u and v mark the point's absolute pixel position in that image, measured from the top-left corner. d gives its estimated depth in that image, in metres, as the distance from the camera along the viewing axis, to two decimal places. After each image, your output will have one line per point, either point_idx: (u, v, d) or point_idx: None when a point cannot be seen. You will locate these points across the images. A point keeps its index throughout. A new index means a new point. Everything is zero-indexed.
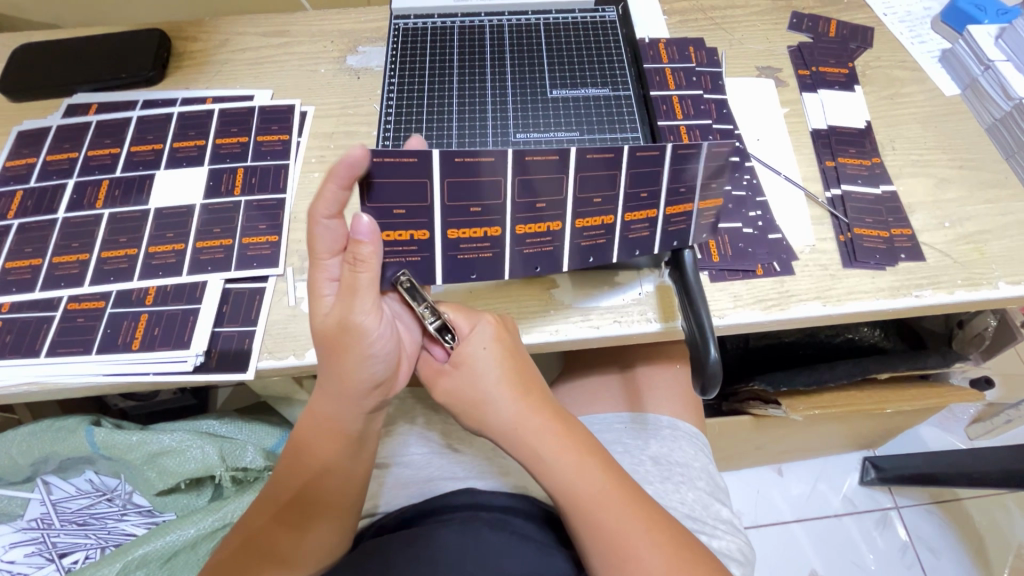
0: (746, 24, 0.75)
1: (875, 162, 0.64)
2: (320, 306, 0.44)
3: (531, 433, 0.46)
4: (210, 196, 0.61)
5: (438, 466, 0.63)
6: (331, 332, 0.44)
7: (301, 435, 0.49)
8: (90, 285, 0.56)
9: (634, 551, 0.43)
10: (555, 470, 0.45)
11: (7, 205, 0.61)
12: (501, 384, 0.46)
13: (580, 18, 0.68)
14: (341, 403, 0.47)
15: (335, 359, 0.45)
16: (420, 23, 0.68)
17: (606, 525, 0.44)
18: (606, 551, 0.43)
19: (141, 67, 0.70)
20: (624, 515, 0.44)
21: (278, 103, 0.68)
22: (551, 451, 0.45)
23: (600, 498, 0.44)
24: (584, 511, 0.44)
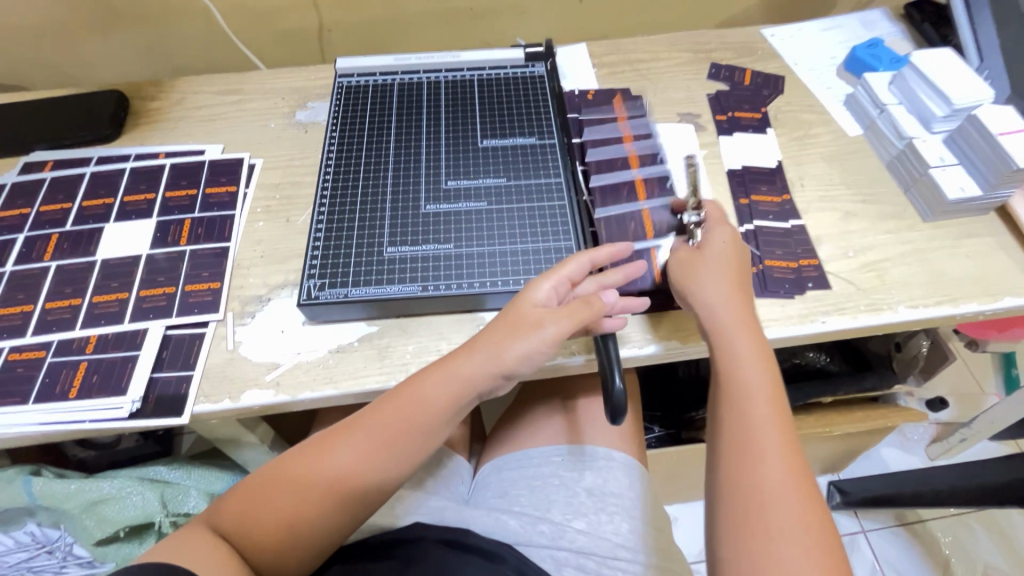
0: (668, 74, 0.82)
1: (785, 198, 0.69)
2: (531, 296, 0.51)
3: (730, 317, 0.51)
4: (156, 246, 0.64)
5: None
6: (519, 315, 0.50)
7: (405, 397, 0.50)
8: (32, 336, 0.57)
9: (761, 454, 0.44)
10: (732, 363, 0.49)
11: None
12: (719, 285, 0.52)
13: (511, 73, 0.74)
14: (452, 379, 0.50)
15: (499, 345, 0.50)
16: (362, 81, 0.73)
17: (748, 424, 0.46)
18: (735, 447, 0.45)
19: (98, 126, 0.74)
20: (770, 423, 0.46)
21: (227, 156, 0.72)
22: (741, 346, 0.50)
23: (757, 398, 0.47)
24: (736, 403, 0.47)
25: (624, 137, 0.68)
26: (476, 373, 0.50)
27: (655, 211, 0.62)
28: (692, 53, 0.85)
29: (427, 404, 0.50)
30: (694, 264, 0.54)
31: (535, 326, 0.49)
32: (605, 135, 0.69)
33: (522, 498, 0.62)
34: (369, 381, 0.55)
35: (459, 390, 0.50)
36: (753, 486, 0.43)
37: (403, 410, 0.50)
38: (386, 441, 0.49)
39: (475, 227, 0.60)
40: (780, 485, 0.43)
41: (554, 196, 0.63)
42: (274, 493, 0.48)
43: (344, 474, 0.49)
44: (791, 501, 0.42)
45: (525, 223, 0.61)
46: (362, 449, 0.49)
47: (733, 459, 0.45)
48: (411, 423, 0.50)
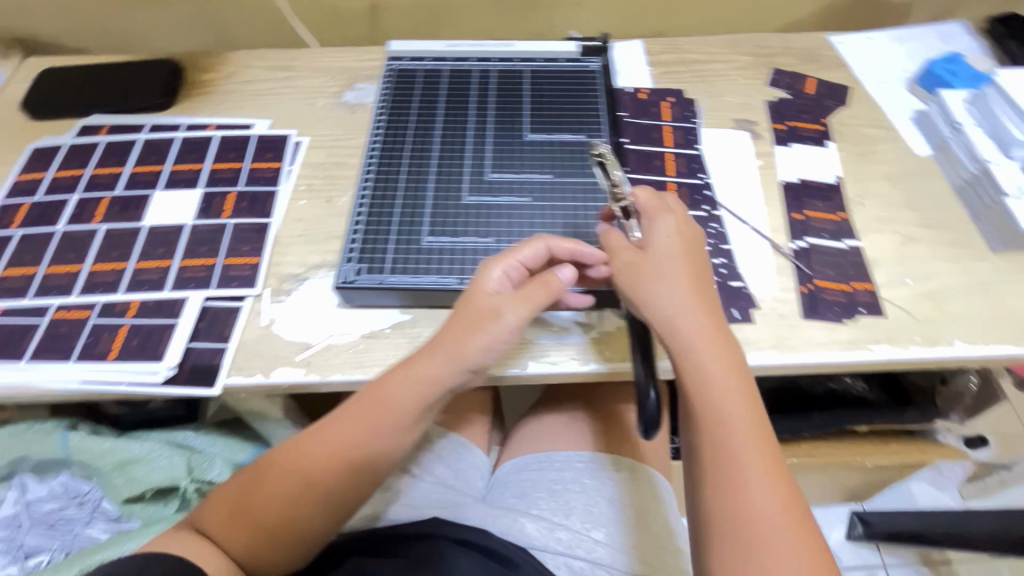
0: (726, 77, 0.79)
1: (842, 217, 0.65)
2: (483, 286, 0.51)
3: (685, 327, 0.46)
4: (200, 217, 0.64)
5: (436, 492, 0.62)
6: (472, 309, 0.50)
7: (369, 400, 0.50)
8: (78, 295, 0.59)
9: (745, 484, 0.41)
10: (703, 382, 0.45)
11: (13, 215, 0.65)
12: (678, 292, 0.47)
13: (564, 67, 0.72)
14: (406, 383, 0.50)
15: (453, 344, 0.49)
16: (413, 65, 0.72)
17: (725, 450, 0.43)
18: (718, 480, 0.42)
19: (152, 94, 0.75)
20: (750, 445, 0.43)
21: (274, 132, 0.72)
22: (707, 362, 0.45)
23: (733, 418, 0.44)
24: (711, 428, 0.44)
25: (668, 161, 0.69)
26: (437, 374, 0.49)
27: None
28: (754, 57, 0.81)
29: (390, 399, 0.50)
30: (642, 272, 0.49)
31: (490, 318, 0.49)
32: (650, 154, 0.69)
33: (541, 501, 0.61)
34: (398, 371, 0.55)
35: (421, 390, 0.49)
36: (741, 526, 0.40)
37: (366, 405, 0.50)
38: (348, 437, 0.50)
39: (514, 224, 0.59)
40: (769, 518, 0.40)
41: (598, 198, 0.61)
42: (252, 495, 0.50)
43: (311, 473, 0.49)
44: (782, 534, 0.40)
45: (567, 222, 0.59)
46: (327, 448, 0.50)
47: (715, 495, 0.42)
48: (373, 417, 0.50)
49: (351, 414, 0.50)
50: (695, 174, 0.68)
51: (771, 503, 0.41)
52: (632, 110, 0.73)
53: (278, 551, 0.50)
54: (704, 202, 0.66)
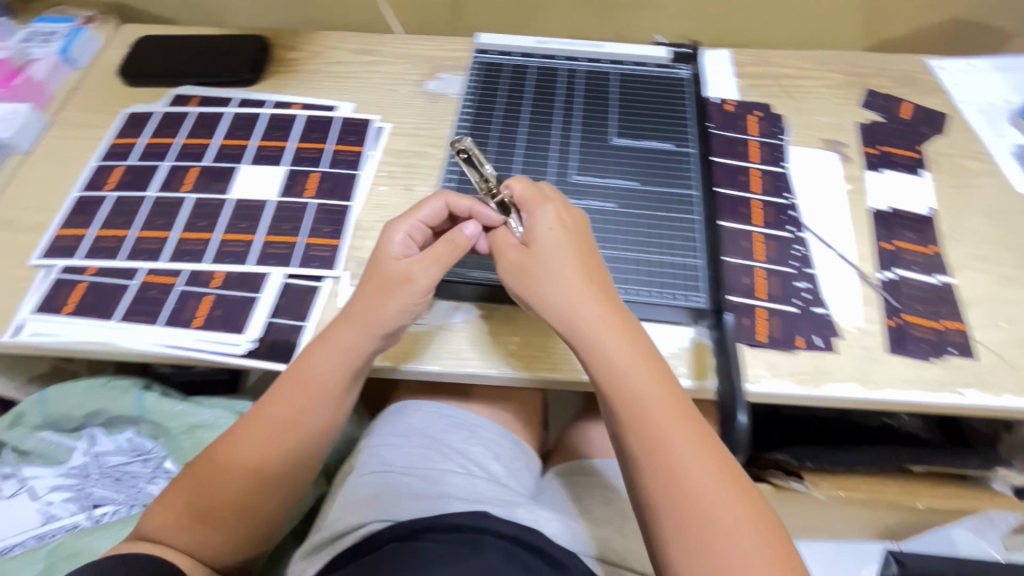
0: (816, 95, 0.76)
1: (934, 251, 0.63)
2: (387, 252, 0.53)
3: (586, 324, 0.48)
4: (285, 194, 0.66)
5: (480, 490, 0.60)
6: (384, 279, 0.52)
7: (298, 374, 0.52)
8: (166, 261, 0.61)
9: (683, 472, 0.44)
10: (629, 383, 0.47)
11: (107, 177, 0.67)
12: (575, 284, 0.49)
13: (653, 72, 0.71)
14: (330, 359, 0.52)
15: (370, 317, 0.51)
16: (500, 60, 0.72)
17: (652, 443, 0.45)
18: (658, 475, 0.44)
19: (242, 69, 0.77)
20: (682, 432, 0.45)
21: (358, 116, 0.73)
22: (624, 361, 0.47)
23: (661, 409, 0.46)
24: (647, 430, 0.45)
25: (753, 178, 0.67)
26: (356, 343, 0.52)
27: (768, 272, 0.60)
28: (846, 76, 0.79)
29: (319, 374, 0.52)
30: (536, 269, 0.49)
31: (402, 284, 0.51)
32: (734, 168, 0.67)
33: (597, 508, 0.63)
34: (472, 365, 0.55)
35: (345, 360, 0.52)
36: (689, 515, 0.42)
37: (299, 382, 0.52)
38: (286, 415, 0.52)
39: (597, 230, 0.59)
40: (710, 496, 0.43)
41: (683, 210, 0.60)
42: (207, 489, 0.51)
43: (256, 455, 0.51)
44: (726, 509, 0.43)
45: (651, 232, 0.59)
46: (269, 424, 0.52)
47: (658, 487, 0.44)
48: (305, 393, 0.52)
49: (279, 391, 0.52)
50: (781, 193, 0.66)
51: (709, 484, 0.43)
52: (720, 123, 0.71)
53: (249, 533, 0.52)
54: (790, 222, 0.64)
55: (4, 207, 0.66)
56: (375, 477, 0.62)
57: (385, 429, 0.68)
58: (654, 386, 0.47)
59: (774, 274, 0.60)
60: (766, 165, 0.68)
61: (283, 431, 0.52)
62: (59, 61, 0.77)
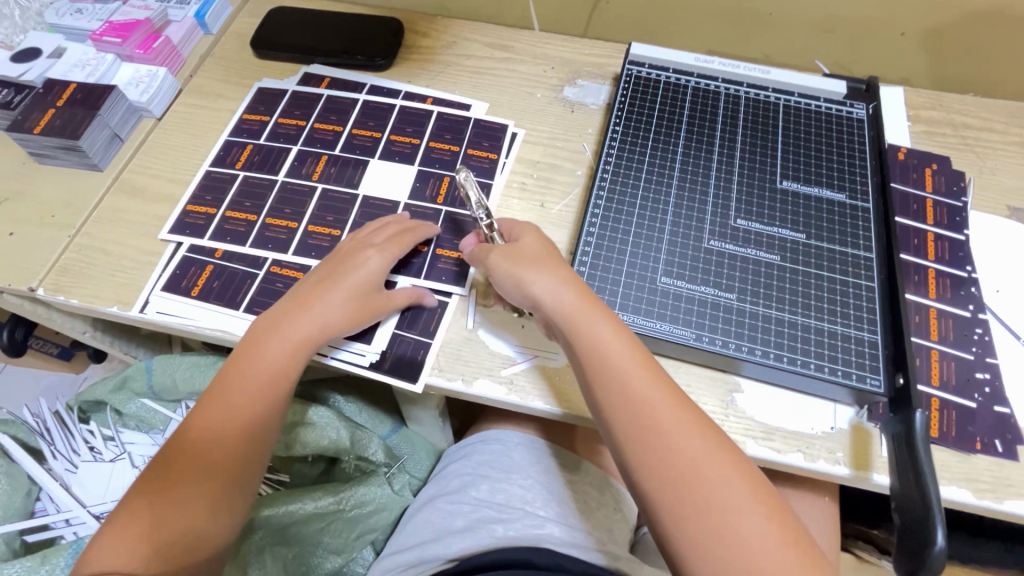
0: (1002, 153, 0.68)
1: None
2: (363, 270, 0.53)
3: (572, 302, 0.48)
4: (415, 197, 0.62)
5: (588, 541, 0.57)
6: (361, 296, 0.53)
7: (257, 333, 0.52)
8: (293, 255, 0.59)
9: (669, 437, 0.44)
10: (610, 370, 0.46)
11: (236, 155, 0.66)
12: (554, 275, 0.49)
13: (825, 108, 0.64)
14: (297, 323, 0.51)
15: (350, 314, 0.52)
16: (654, 74, 0.66)
17: (648, 425, 0.44)
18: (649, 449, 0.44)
19: (375, 53, 0.73)
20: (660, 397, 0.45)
21: (492, 118, 0.69)
22: (613, 346, 0.46)
23: (635, 389, 0.45)
24: (637, 413, 0.45)
25: (928, 243, 0.60)
26: (327, 314, 0.52)
27: (943, 356, 0.53)
28: None
29: (279, 348, 0.51)
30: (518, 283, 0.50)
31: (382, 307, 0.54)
32: (908, 231, 0.60)
33: None
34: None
35: (317, 327, 0.51)
36: (686, 486, 0.42)
37: (259, 361, 0.51)
38: (250, 386, 0.50)
39: (755, 284, 0.53)
40: (701, 458, 0.43)
41: (854, 274, 0.54)
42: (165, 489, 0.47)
43: (213, 432, 0.49)
44: (719, 466, 0.42)
45: (817, 295, 0.53)
46: (251, 379, 0.50)
47: (655, 467, 0.43)
48: (275, 374, 0.51)
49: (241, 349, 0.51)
50: (960, 265, 0.59)
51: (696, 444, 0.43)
52: (894, 175, 0.64)
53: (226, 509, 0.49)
54: (971, 301, 0.57)
55: (138, 172, 0.65)
56: (471, 516, 0.60)
57: (475, 465, 0.66)
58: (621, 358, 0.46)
59: (950, 359, 0.53)
60: (945, 229, 0.61)
61: (251, 400, 0.50)
62: (194, 25, 0.76)
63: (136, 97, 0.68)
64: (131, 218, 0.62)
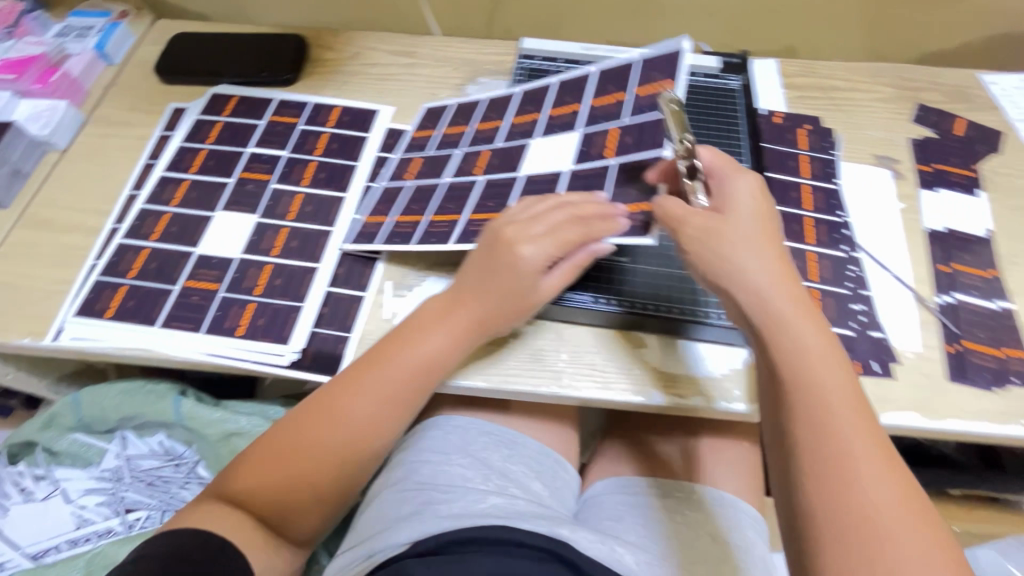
0: (867, 108, 0.74)
1: (993, 275, 0.61)
2: (523, 262, 0.52)
3: (773, 299, 0.45)
4: (533, 168, 0.60)
5: (522, 510, 0.60)
6: (518, 290, 0.53)
7: (400, 337, 0.53)
8: (244, 254, 0.61)
9: (852, 463, 0.39)
10: (806, 376, 0.42)
11: (173, 192, 0.65)
12: (751, 256, 0.46)
13: (702, 81, 0.69)
14: (447, 325, 0.53)
15: (496, 315, 0.53)
16: (543, 66, 0.71)
17: (838, 442, 0.39)
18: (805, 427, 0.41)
19: (280, 69, 0.75)
20: (840, 388, 0.41)
21: (574, 74, 0.65)
22: (812, 354, 0.43)
23: (827, 401, 0.41)
24: (826, 433, 0.40)
25: (804, 195, 0.65)
26: (468, 316, 0.53)
27: (823, 294, 0.58)
28: (896, 89, 0.77)
29: (416, 357, 0.52)
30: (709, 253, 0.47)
31: (538, 297, 0.53)
32: (786, 185, 0.66)
33: (638, 529, 0.62)
34: (547, 386, 0.54)
35: (460, 333, 0.53)
36: (854, 511, 0.37)
37: (411, 349, 0.52)
38: (391, 381, 0.52)
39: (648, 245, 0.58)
40: (888, 501, 0.37)
41: None
42: (277, 464, 0.51)
43: (331, 445, 0.51)
44: (896, 503, 0.37)
45: None
46: (379, 393, 0.52)
47: (824, 484, 0.38)
48: (425, 365, 0.52)
49: (390, 346, 0.53)
50: (833, 212, 0.64)
51: (866, 449, 0.39)
52: (769, 136, 0.70)
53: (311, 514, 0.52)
54: (844, 243, 0.62)
55: (43, 206, 0.65)
56: (412, 499, 0.62)
57: (420, 452, 0.68)
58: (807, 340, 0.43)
59: (829, 296, 0.58)
60: (818, 181, 0.67)
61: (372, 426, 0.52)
62: (95, 57, 0.76)
63: (38, 131, 0.68)
64: (40, 250, 0.62)
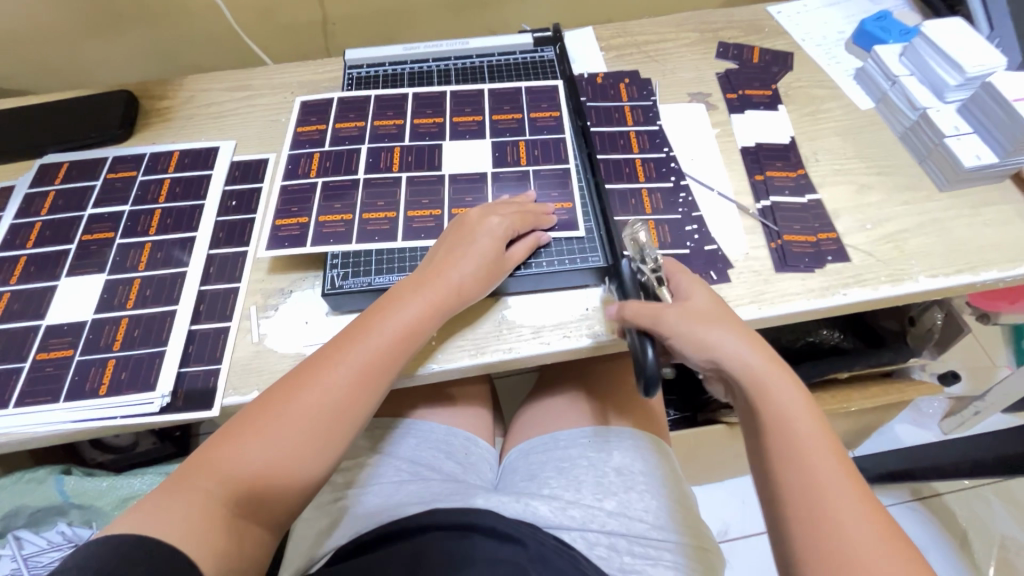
0: (676, 54, 0.82)
1: (801, 173, 0.69)
2: (490, 227, 0.57)
3: (756, 368, 0.49)
4: (370, 171, 0.65)
5: (431, 491, 0.61)
6: (486, 252, 0.56)
7: (367, 324, 0.53)
8: (97, 314, 0.59)
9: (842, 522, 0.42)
10: (795, 439, 0.46)
11: (10, 271, 0.62)
12: (728, 335, 0.50)
13: (521, 58, 0.76)
14: (414, 293, 0.54)
15: (459, 281, 0.55)
16: (372, 72, 0.75)
17: (827, 501, 0.43)
18: (800, 492, 0.44)
19: (109, 126, 0.74)
20: (831, 461, 0.45)
21: (430, 92, 0.71)
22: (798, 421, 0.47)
23: (811, 462, 0.45)
24: (813, 492, 0.43)
25: (632, 139, 0.71)
26: (450, 279, 0.55)
27: (659, 223, 0.64)
28: (700, 33, 0.85)
29: (387, 330, 0.53)
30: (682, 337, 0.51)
31: (500, 258, 0.57)
32: (615, 135, 0.71)
33: (552, 481, 0.63)
34: (427, 364, 0.57)
35: (427, 303, 0.54)
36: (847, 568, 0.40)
37: (389, 319, 0.53)
38: (372, 351, 0.52)
39: None
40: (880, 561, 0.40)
41: (562, 182, 0.64)
42: (258, 441, 0.47)
43: (297, 451, 0.48)
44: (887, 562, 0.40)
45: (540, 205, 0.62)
46: (344, 379, 0.50)
47: (817, 541, 0.42)
48: (403, 334, 0.53)
49: (361, 327, 0.53)
50: (659, 149, 0.70)
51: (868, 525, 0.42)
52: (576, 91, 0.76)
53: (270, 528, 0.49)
54: (672, 174, 0.68)
55: None
56: (331, 508, 0.63)
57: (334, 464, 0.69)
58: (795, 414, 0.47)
59: (665, 223, 0.64)
60: (641, 123, 0.73)
61: (339, 418, 0.50)
62: None
63: None
64: None
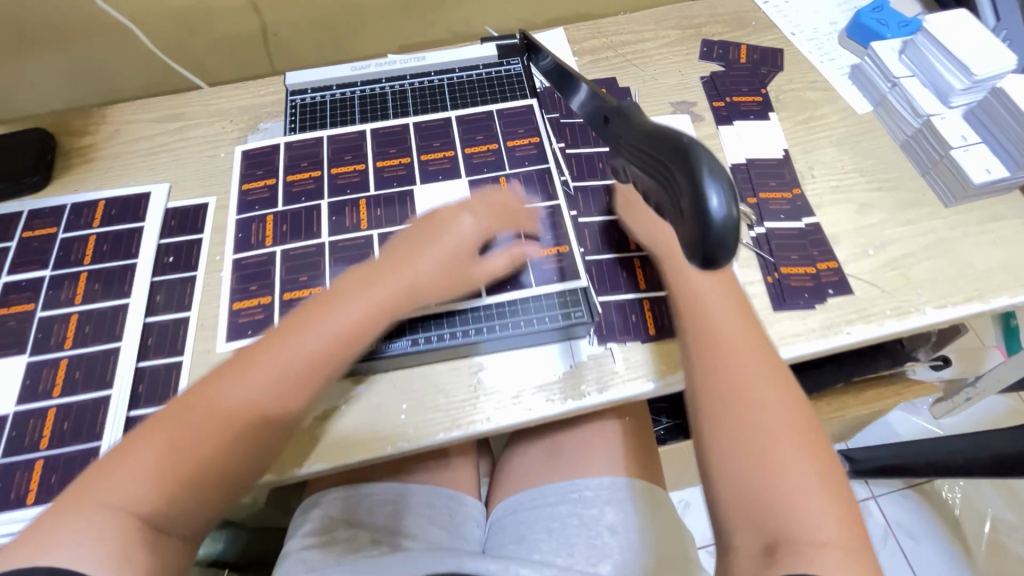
0: (657, 56, 0.75)
1: (796, 193, 0.63)
2: (464, 226, 0.52)
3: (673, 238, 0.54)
4: (335, 232, 0.57)
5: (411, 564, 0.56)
6: (456, 248, 0.51)
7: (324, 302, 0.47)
8: (19, 405, 0.52)
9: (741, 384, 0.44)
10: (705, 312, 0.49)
11: None
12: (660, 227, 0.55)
13: (485, 74, 0.68)
14: (376, 275, 0.48)
15: (423, 274, 0.50)
16: (317, 98, 0.67)
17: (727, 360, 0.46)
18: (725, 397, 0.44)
19: (21, 174, 0.65)
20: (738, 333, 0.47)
21: (387, 123, 0.64)
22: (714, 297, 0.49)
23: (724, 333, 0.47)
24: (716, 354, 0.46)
25: None
26: (417, 270, 0.49)
27: (646, 261, 0.58)
28: (681, 31, 0.77)
29: (345, 315, 0.46)
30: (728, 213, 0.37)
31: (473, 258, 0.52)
32: (593, 156, 0.64)
33: (542, 543, 0.58)
34: (394, 442, 0.51)
35: (388, 287, 0.48)
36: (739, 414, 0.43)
37: (345, 305, 0.47)
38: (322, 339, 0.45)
39: None
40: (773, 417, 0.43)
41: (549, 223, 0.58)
42: (207, 403, 0.42)
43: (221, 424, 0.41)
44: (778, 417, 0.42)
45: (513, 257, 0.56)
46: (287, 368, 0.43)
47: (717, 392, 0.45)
48: (359, 324, 0.46)
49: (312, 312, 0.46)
50: None
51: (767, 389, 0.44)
52: (547, 108, 0.67)
53: None
54: None
55: None
56: None
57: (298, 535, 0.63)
58: (722, 316, 0.48)
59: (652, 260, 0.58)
60: None
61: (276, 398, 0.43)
62: None
63: None
64: None
